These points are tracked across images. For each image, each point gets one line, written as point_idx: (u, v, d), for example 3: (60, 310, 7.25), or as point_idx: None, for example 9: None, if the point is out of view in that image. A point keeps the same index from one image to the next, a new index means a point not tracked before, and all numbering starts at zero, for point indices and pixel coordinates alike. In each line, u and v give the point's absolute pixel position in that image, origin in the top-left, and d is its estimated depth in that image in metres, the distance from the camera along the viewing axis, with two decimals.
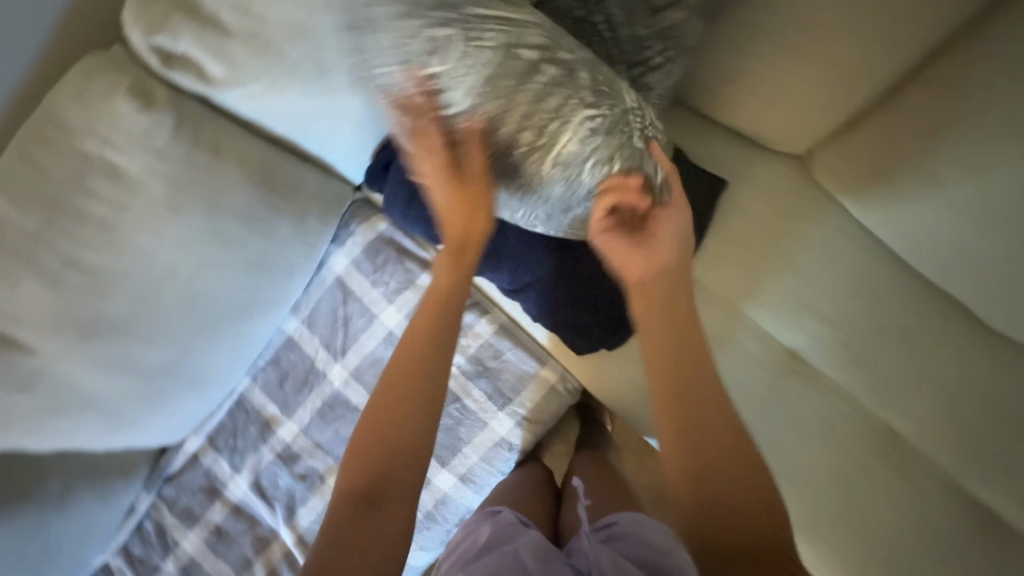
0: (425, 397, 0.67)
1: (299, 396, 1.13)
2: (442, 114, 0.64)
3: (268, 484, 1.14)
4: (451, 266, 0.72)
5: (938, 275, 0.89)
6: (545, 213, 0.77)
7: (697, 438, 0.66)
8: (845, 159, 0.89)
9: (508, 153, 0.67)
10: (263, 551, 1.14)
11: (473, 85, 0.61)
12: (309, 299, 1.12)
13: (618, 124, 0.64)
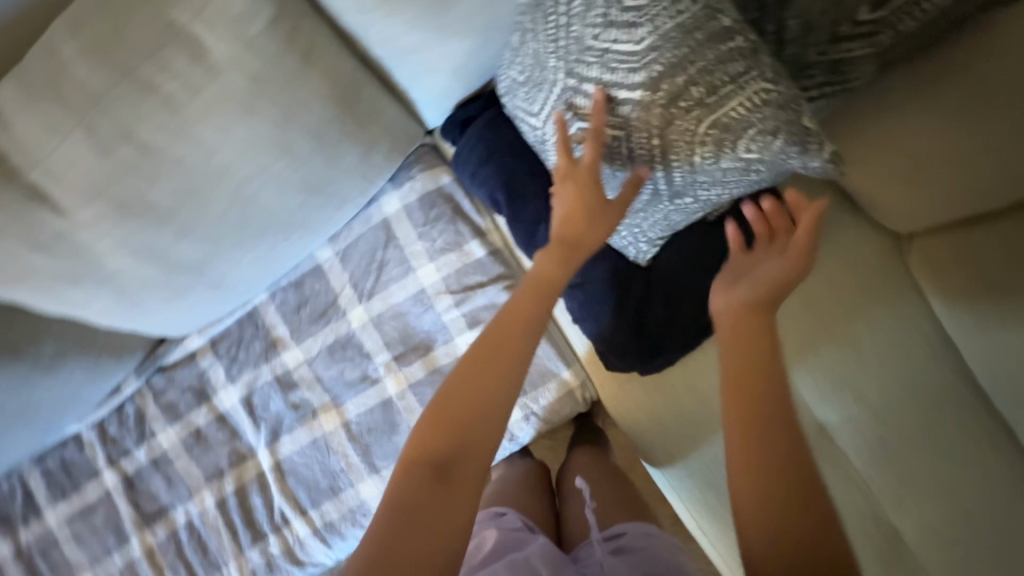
0: (505, 387, 0.56)
1: (312, 326, 1.08)
2: (602, 50, 0.57)
3: (258, 403, 1.11)
4: (554, 255, 0.61)
5: (1011, 406, 0.83)
6: (649, 195, 0.64)
7: (751, 467, 0.54)
8: (954, 261, 0.84)
9: (653, 111, 0.56)
10: (237, 467, 1.12)
11: (651, 29, 0.54)
12: (350, 233, 1.06)
13: (792, 107, 0.52)
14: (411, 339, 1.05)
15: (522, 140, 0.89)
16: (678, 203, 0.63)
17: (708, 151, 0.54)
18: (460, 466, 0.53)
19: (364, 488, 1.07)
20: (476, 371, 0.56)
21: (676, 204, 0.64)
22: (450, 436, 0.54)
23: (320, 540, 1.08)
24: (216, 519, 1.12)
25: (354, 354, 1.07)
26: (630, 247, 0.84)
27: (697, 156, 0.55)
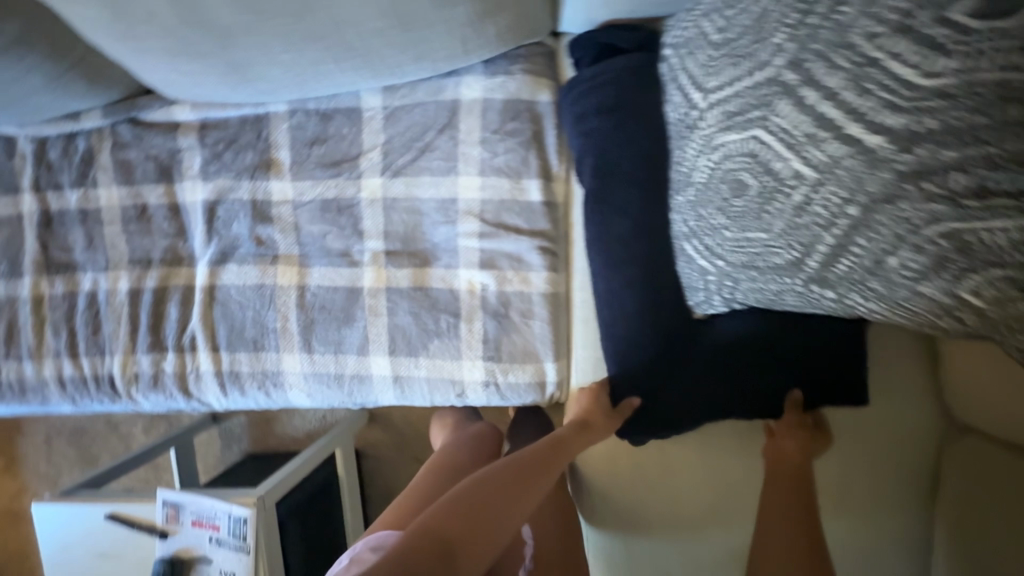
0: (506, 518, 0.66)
1: (318, 170, 0.92)
2: (870, 62, 0.43)
3: (220, 217, 0.96)
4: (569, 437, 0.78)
5: None
6: (789, 262, 0.52)
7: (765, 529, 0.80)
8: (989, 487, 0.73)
9: (887, 175, 0.44)
10: (169, 268, 0.99)
11: (948, 73, 0.40)
12: (411, 95, 0.88)
13: None
14: (413, 244, 0.92)
15: (656, 112, 0.72)
16: (822, 291, 0.53)
17: (921, 257, 0.45)
18: (468, 546, 0.62)
19: (287, 361, 0.96)
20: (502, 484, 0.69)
21: (811, 288, 0.53)
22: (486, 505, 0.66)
23: (218, 384, 0.98)
24: (122, 307, 0.99)
25: (345, 225, 0.93)
26: (697, 298, 0.74)
27: (900, 257, 0.46)
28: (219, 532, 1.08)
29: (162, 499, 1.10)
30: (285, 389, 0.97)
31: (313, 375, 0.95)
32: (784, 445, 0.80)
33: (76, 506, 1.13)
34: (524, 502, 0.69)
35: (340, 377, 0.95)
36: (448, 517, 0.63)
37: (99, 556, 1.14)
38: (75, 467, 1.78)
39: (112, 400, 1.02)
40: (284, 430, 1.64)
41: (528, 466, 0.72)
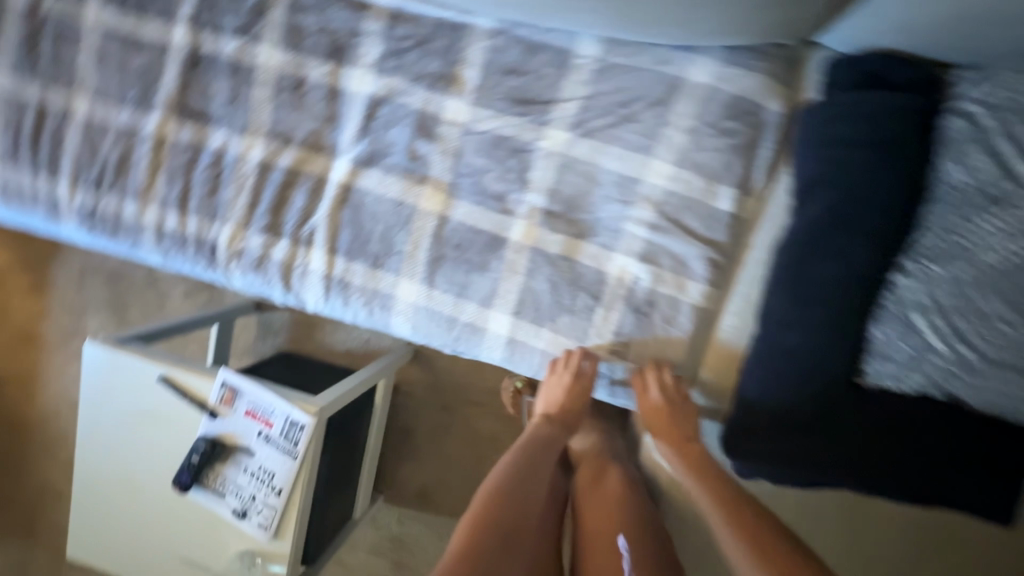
0: (534, 497, 0.75)
1: (503, 102, 0.85)
2: None
3: (381, 116, 0.89)
4: (552, 424, 0.87)
5: None
6: None
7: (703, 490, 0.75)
8: None
9: None
10: (308, 153, 0.92)
11: None
12: (632, 56, 0.80)
13: None
14: (575, 212, 0.86)
15: (915, 181, 0.70)
16: None
17: None
18: (516, 527, 0.69)
19: (403, 288, 0.91)
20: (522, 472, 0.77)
21: None
22: (513, 492, 0.74)
23: (323, 286, 0.93)
24: (247, 177, 0.93)
25: (510, 170, 0.86)
26: (882, 367, 0.74)
27: None
28: (270, 430, 1.05)
29: (221, 379, 1.06)
30: (390, 314, 0.92)
31: (425, 310, 0.91)
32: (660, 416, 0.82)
33: (130, 358, 1.09)
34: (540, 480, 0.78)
35: (452, 320, 0.90)
36: (492, 506, 0.71)
37: (138, 414, 1.10)
38: (103, 309, 1.74)
39: (207, 267, 0.96)
40: (325, 340, 1.61)
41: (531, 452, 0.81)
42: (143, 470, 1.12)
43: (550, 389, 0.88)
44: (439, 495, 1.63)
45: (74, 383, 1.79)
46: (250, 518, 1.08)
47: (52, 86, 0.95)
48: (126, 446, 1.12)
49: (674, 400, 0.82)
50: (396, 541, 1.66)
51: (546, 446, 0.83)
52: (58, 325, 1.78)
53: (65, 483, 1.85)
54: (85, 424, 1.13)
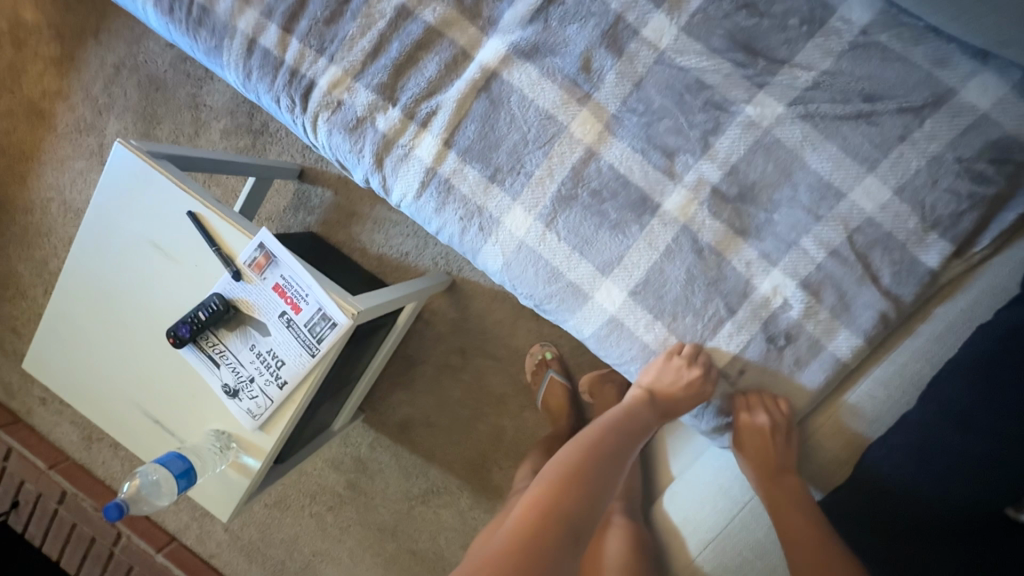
0: (607, 487, 0.64)
1: (721, 41, 0.67)
2: None
3: (564, 4, 0.71)
4: (640, 416, 0.75)
5: None
6: None
7: (791, 512, 0.69)
8: None
9: None
10: (458, 14, 0.74)
11: None
12: (903, 45, 0.64)
13: None
14: (748, 204, 0.70)
15: None
16: None
17: None
18: (583, 519, 0.58)
19: (511, 219, 0.76)
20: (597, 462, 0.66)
21: None
22: (586, 477, 0.63)
23: (420, 178, 0.77)
24: (377, 18, 0.75)
25: (694, 127, 0.70)
26: None
27: None
28: (296, 315, 0.91)
29: (258, 240, 0.90)
30: (485, 243, 0.78)
31: (529, 251, 0.76)
32: (760, 435, 0.73)
33: (161, 178, 0.93)
34: (617, 472, 0.67)
35: (556, 273, 0.76)
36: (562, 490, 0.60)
37: (150, 244, 0.95)
38: (129, 115, 1.54)
39: (290, 111, 0.79)
40: (360, 236, 1.46)
41: (609, 442, 0.70)
42: (136, 307, 0.97)
43: (654, 374, 0.75)
44: (421, 433, 1.53)
45: (72, 183, 1.61)
46: (240, 400, 0.95)
47: None
48: (125, 274, 0.97)
49: (782, 429, 0.73)
50: (361, 465, 1.59)
51: (627, 437, 0.72)
52: (73, 115, 1.58)
53: (32, 284, 1.70)
54: (89, 232, 0.97)
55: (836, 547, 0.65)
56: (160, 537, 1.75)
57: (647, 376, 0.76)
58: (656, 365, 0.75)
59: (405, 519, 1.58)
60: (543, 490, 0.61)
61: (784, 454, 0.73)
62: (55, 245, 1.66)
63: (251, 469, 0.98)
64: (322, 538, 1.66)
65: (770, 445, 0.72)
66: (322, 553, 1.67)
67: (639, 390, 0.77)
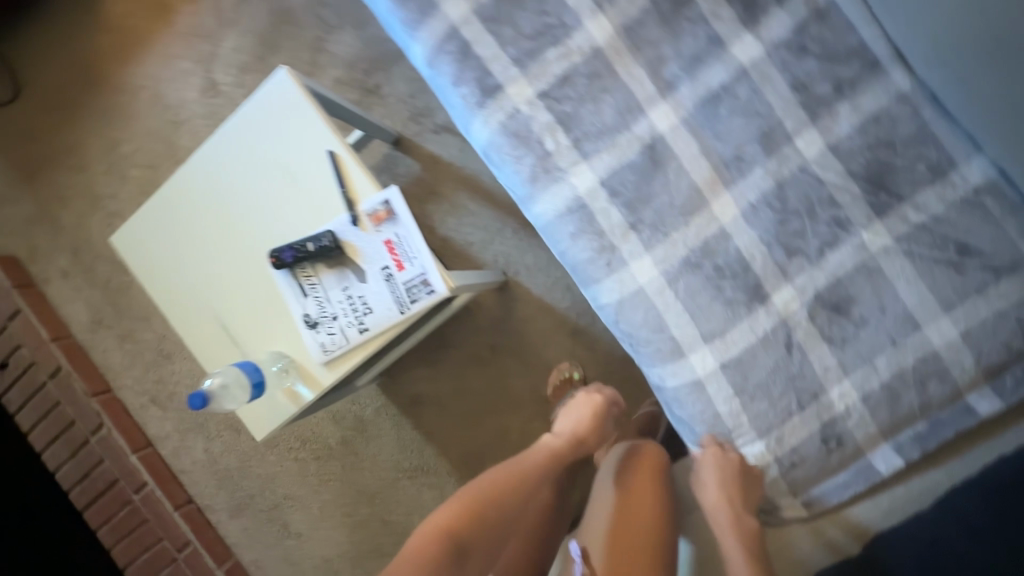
0: (514, 496, 0.93)
1: (860, 166, 0.79)
2: None
3: (737, 95, 0.82)
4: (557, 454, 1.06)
5: None
6: None
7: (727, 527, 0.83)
8: None
9: None
10: (642, 71, 0.84)
11: None
12: (1008, 219, 0.75)
13: None
14: (842, 315, 0.81)
15: None
16: None
17: None
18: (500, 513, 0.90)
19: (637, 266, 0.86)
20: (514, 475, 0.97)
21: None
22: (508, 481, 0.95)
23: (568, 203, 0.87)
24: (572, 53, 0.85)
25: (815, 232, 0.81)
26: None
27: None
28: (398, 273, 0.97)
29: (385, 196, 0.97)
30: (606, 277, 0.88)
31: (644, 298, 0.87)
32: (726, 476, 0.84)
33: (312, 114, 0.99)
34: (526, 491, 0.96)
35: (660, 326, 0.87)
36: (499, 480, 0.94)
37: (280, 170, 1.01)
38: (251, 37, 1.60)
39: (466, 99, 0.89)
40: (433, 215, 1.53)
41: (533, 461, 1.02)
42: (245, 221, 1.03)
43: (577, 413, 1.15)
44: (429, 411, 1.59)
45: (173, 80, 1.66)
46: (316, 332, 1.01)
47: None
48: (245, 188, 1.02)
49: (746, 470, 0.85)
50: (360, 426, 1.63)
51: (540, 461, 1.03)
52: (196, 20, 1.63)
53: (96, 159, 1.75)
54: (222, 140, 1.03)
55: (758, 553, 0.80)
56: (138, 439, 1.75)
57: (569, 410, 1.18)
58: (576, 400, 1.19)
59: (387, 488, 1.63)
60: (475, 493, 0.90)
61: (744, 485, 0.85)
62: (137, 132, 1.70)
63: (303, 400, 1.02)
64: (299, 484, 1.69)
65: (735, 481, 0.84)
66: (294, 498, 1.70)
67: (563, 421, 1.15)
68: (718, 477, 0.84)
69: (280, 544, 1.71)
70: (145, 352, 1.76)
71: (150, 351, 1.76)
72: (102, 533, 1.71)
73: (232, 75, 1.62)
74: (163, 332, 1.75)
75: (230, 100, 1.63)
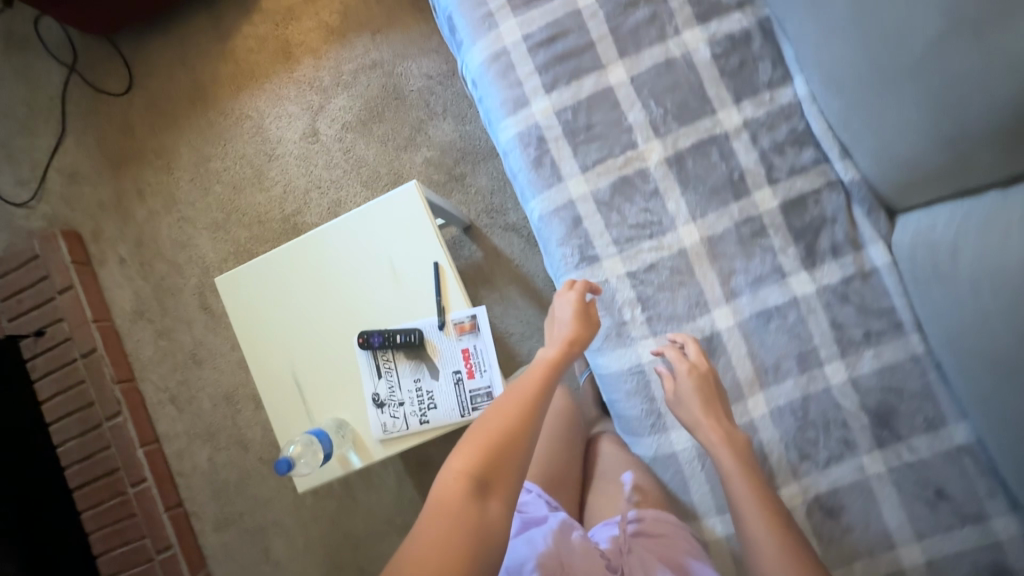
0: (516, 444, 0.76)
1: (871, 403, 0.97)
2: None
3: (786, 318, 1.00)
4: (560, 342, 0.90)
5: None
6: None
7: (717, 439, 0.92)
8: None
9: None
10: (714, 278, 1.02)
11: None
12: (981, 479, 0.92)
13: None
14: (832, 519, 0.97)
15: None
16: None
17: None
18: (494, 484, 0.72)
19: (676, 434, 1.02)
20: (506, 427, 0.76)
21: None
22: (500, 430, 0.76)
23: (631, 366, 1.03)
24: (662, 247, 1.02)
25: (825, 444, 0.98)
26: None
27: None
28: (468, 380, 1.11)
29: (473, 311, 1.12)
30: (648, 435, 1.04)
31: (675, 461, 1.02)
32: (698, 384, 0.95)
33: (427, 227, 1.13)
34: (529, 434, 0.78)
35: (684, 487, 1.01)
36: (490, 425, 0.77)
37: (386, 267, 1.14)
38: (360, 102, 1.78)
39: (566, 259, 1.05)
40: (483, 301, 1.69)
41: (524, 391, 0.82)
42: (343, 298, 1.16)
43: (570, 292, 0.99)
44: (432, 475, 1.69)
45: (278, 118, 1.82)
46: (381, 412, 1.13)
47: (614, 55, 1.03)
48: (349, 270, 1.15)
49: (709, 376, 0.96)
50: (364, 474, 1.73)
51: (531, 410, 0.79)
52: (313, 73, 1.81)
53: (183, 166, 1.88)
54: (340, 222, 1.16)
55: (745, 465, 0.89)
56: (148, 432, 1.82)
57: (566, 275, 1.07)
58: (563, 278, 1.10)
59: (374, 537, 1.71)
60: (468, 449, 0.74)
61: (712, 386, 0.96)
62: (231, 155, 1.85)
63: (352, 466, 1.13)
64: (290, 513, 1.76)
65: (706, 387, 0.95)
66: (281, 526, 1.76)
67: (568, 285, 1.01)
68: (696, 390, 0.94)
69: (256, 567, 1.76)
70: (178, 353, 1.85)
71: (183, 352, 1.85)
72: (84, 516, 1.77)
73: (334, 129, 1.79)
74: (200, 338, 1.84)
75: (326, 150, 1.79)
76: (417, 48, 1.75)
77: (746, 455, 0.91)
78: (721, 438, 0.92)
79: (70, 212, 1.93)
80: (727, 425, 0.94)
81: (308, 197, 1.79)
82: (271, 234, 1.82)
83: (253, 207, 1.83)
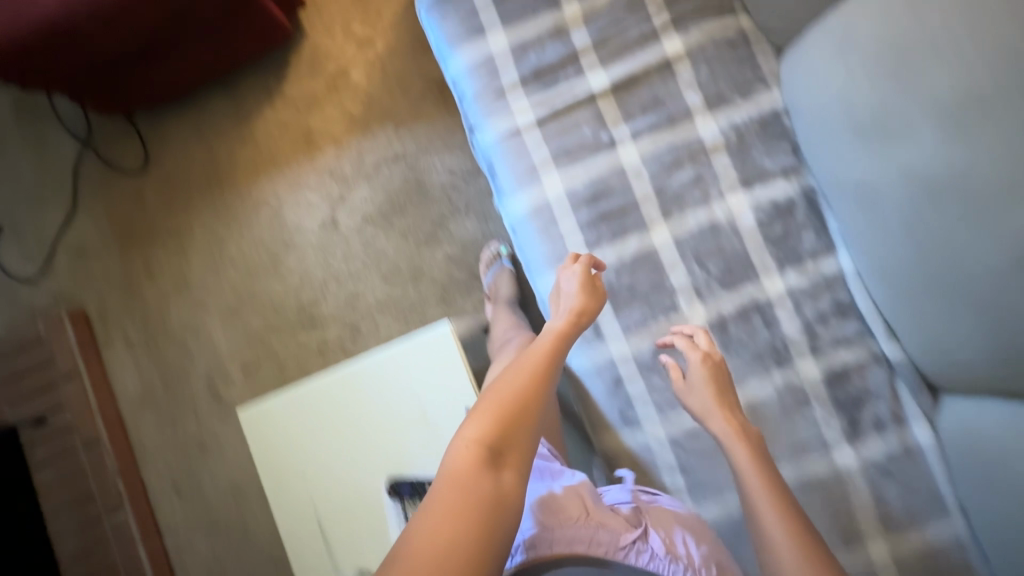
0: (524, 417, 0.79)
1: None
2: None
3: (829, 492, 0.98)
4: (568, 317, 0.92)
5: None
6: None
7: (732, 435, 0.92)
8: None
9: None
10: None
11: None
12: None
13: None
14: None
15: None
16: None
17: None
18: (505, 453, 0.75)
19: None
20: (514, 400, 0.79)
21: None
22: (509, 403, 0.79)
23: None
24: None
25: None
26: None
27: None
28: None
29: None
30: None
31: None
32: (708, 373, 0.95)
33: (461, 372, 1.10)
34: (536, 406, 0.81)
35: None
36: (499, 399, 0.79)
37: (418, 412, 1.11)
38: (382, 193, 1.76)
39: (612, 414, 1.05)
40: None
41: (531, 363, 0.85)
42: (371, 439, 1.13)
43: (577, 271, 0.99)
44: None
45: (297, 206, 1.80)
46: None
47: (659, 217, 1.03)
48: (379, 411, 1.13)
49: (721, 368, 0.96)
50: None
51: (538, 384, 0.82)
52: (335, 163, 1.79)
53: (197, 250, 1.84)
54: (371, 361, 1.13)
55: (760, 462, 0.90)
56: (150, 525, 1.77)
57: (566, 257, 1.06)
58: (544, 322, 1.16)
59: None
60: (481, 422, 0.77)
61: (721, 375, 0.96)
62: (246, 241, 1.81)
63: None
64: None
65: (718, 376, 0.95)
66: None
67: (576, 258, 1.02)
68: (710, 380, 0.94)
69: None
70: (185, 442, 1.80)
71: (190, 442, 1.80)
72: None
73: (353, 220, 1.77)
74: (209, 428, 1.80)
75: (345, 241, 1.77)
76: (441, 142, 1.74)
77: (760, 450, 0.92)
78: (733, 433, 0.92)
79: (76, 291, 1.88)
80: (739, 417, 0.94)
81: (325, 288, 1.77)
82: (286, 323, 1.78)
83: (269, 294, 1.80)
